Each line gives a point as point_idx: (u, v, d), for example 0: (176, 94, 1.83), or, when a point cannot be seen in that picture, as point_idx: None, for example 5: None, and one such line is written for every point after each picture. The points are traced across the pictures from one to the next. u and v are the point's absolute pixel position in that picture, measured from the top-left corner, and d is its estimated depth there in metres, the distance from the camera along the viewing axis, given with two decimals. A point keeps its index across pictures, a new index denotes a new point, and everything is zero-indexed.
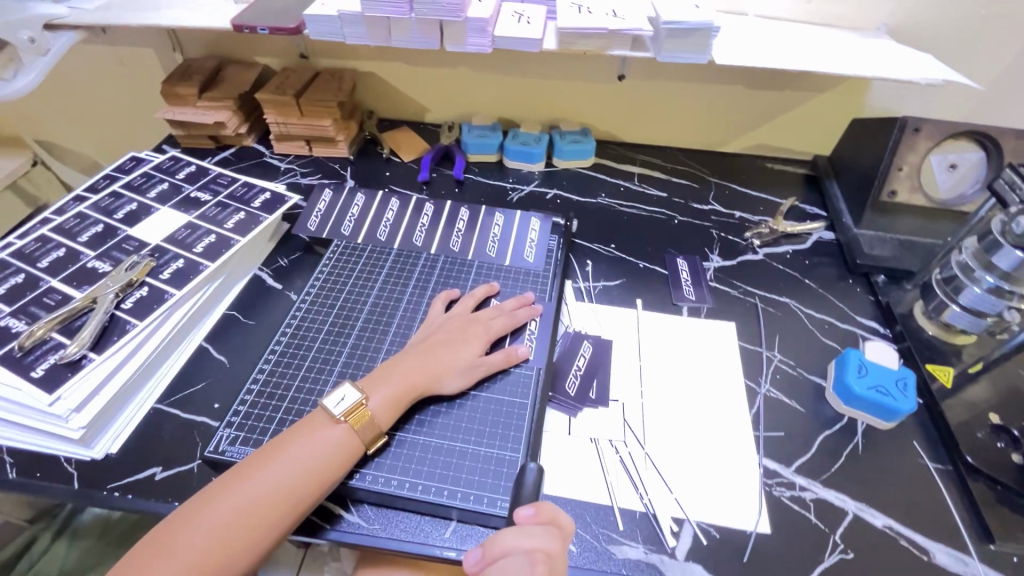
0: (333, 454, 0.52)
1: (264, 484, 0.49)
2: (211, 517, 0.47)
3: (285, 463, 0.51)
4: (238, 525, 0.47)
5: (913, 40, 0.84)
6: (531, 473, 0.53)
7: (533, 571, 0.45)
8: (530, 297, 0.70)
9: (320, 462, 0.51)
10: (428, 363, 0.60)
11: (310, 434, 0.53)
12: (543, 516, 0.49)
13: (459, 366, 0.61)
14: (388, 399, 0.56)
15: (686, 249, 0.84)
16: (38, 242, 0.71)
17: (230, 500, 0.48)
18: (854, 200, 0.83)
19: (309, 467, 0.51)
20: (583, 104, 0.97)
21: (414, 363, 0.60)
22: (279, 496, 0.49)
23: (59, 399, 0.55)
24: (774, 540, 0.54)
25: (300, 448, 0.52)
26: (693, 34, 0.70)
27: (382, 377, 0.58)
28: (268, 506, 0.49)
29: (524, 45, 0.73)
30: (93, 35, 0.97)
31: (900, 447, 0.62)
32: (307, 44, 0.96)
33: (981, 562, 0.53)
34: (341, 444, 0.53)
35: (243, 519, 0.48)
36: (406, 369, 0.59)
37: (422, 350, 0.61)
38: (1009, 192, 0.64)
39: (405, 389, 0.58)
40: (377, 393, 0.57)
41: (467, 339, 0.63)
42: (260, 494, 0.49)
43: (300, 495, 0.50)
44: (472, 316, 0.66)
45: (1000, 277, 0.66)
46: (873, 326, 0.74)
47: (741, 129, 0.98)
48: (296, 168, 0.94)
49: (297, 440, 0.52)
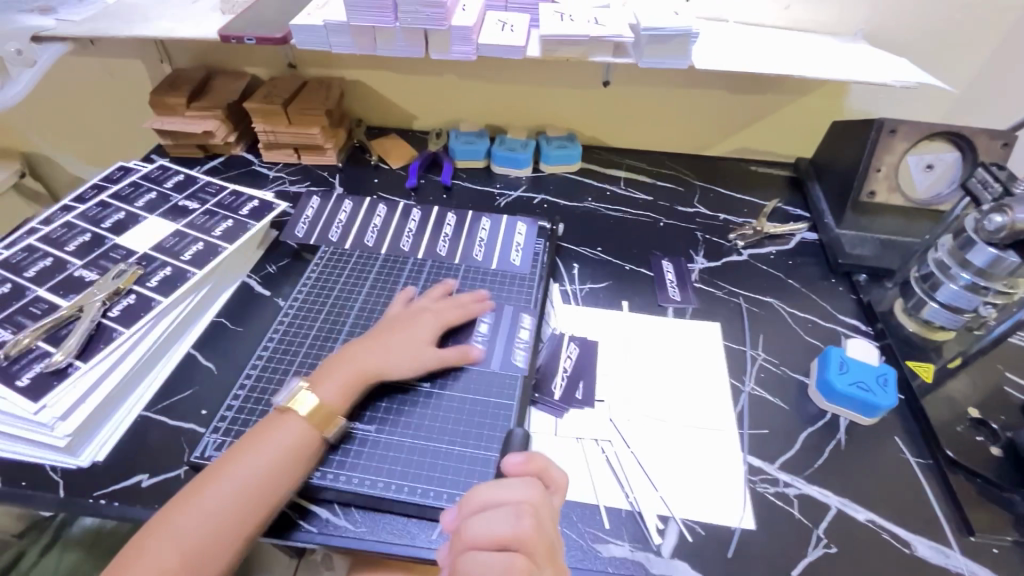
0: (293, 452, 0.53)
1: (227, 489, 0.49)
2: (177, 522, 0.47)
3: (248, 462, 0.51)
4: (207, 525, 0.48)
5: (889, 45, 0.85)
6: (518, 437, 0.56)
7: (520, 523, 0.44)
8: (485, 293, 0.71)
9: (281, 461, 0.52)
10: (377, 351, 0.61)
11: (269, 435, 0.53)
12: (532, 465, 0.49)
13: (410, 354, 0.61)
14: (342, 387, 0.57)
15: (672, 251, 0.85)
16: (25, 251, 0.71)
17: (192, 510, 0.48)
18: (835, 201, 0.85)
19: (271, 467, 0.51)
20: (569, 110, 0.99)
21: (362, 352, 0.60)
22: (245, 492, 0.50)
23: (44, 407, 0.55)
24: (758, 535, 0.54)
25: (260, 450, 0.52)
26: (673, 40, 0.72)
27: (333, 367, 0.59)
28: (231, 511, 0.49)
29: (508, 52, 0.75)
30: (82, 46, 0.97)
31: (882, 442, 0.63)
32: (295, 53, 0.97)
33: (962, 554, 0.54)
34: (302, 437, 0.54)
35: (206, 526, 0.48)
36: (357, 358, 0.59)
37: (373, 340, 0.62)
38: (981, 191, 0.65)
39: (355, 377, 0.58)
40: (328, 383, 0.57)
41: (420, 327, 0.64)
42: (222, 500, 0.49)
43: (263, 496, 0.50)
44: (425, 304, 0.68)
45: (975, 274, 0.66)
46: (854, 324, 0.75)
47: (724, 133, 0.99)
48: (285, 176, 0.94)
49: (257, 442, 0.53)
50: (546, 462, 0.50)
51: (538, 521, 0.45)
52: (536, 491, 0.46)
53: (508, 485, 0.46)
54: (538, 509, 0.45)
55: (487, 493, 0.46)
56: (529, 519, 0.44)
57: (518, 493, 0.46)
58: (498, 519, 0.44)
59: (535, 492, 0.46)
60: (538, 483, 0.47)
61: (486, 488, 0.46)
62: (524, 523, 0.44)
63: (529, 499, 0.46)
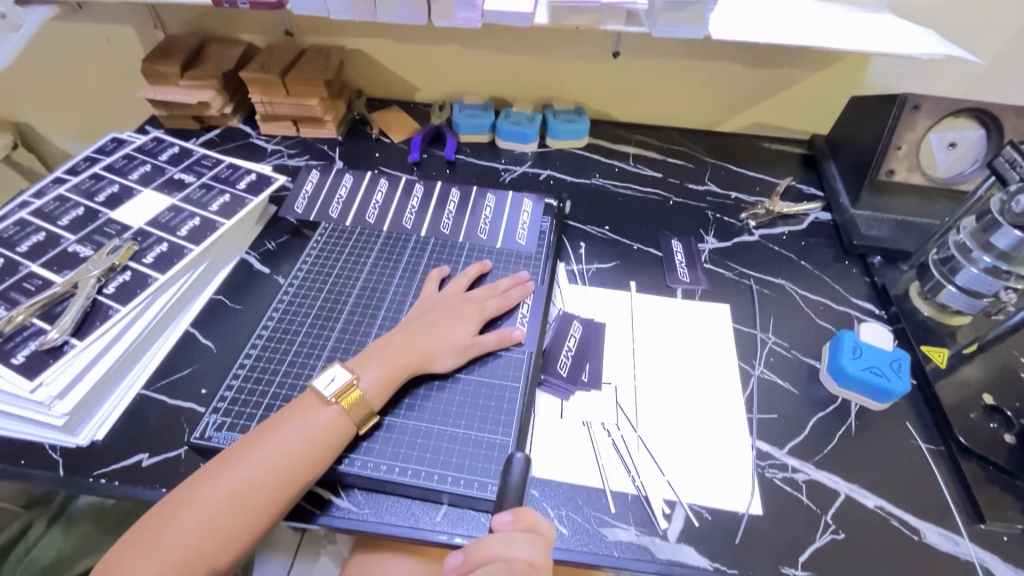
0: (325, 436, 0.52)
1: (256, 467, 0.49)
2: (203, 504, 0.46)
3: (276, 447, 0.50)
4: (232, 509, 0.47)
5: (915, 14, 0.81)
6: (518, 463, 0.52)
7: None
8: (524, 276, 0.70)
9: (314, 443, 0.51)
10: (418, 344, 0.59)
11: (302, 416, 0.52)
12: (522, 523, 0.47)
13: (451, 347, 0.60)
14: (383, 375, 0.56)
15: (681, 230, 0.83)
16: (17, 225, 0.69)
17: (223, 483, 0.48)
18: (852, 180, 0.82)
19: (301, 449, 0.50)
20: (577, 83, 0.95)
21: (406, 344, 0.59)
22: (272, 479, 0.49)
23: (40, 385, 0.54)
24: (766, 521, 0.54)
25: (293, 430, 0.51)
26: (689, 7, 0.68)
27: (376, 354, 0.57)
28: (259, 491, 0.48)
29: (515, 19, 0.71)
30: (70, 11, 0.94)
31: (893, 428, 0.62)
32: (292, 20, 0.92)
33: (971, 541, 0.54)
34: (333, 425, 0.52)
35: (234, 505, 0.47)
36: (400, 350, 0.58)
37: (415, 329, 0.60)
38: (1009, 170, 0.62)
39: (398, 369, 0.57)
40: (369, 373, 0.56)
41: (461, 319, 0.62)
42: (251, 478, 0.48)
43: (292, 480, 0.49)
44: (465, 295, 0.66)
45: (998, 257, 0.64)
46: (868, 307, 0.73)
47: (737, 107, 0.96)
48: (283, 149, 0.91)
49: (289, 423, 0.52)
50: (534, 516, 0.48)
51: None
52: (540, 552, 0.46)
53: (516, 542, 0.45)
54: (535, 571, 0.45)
55: (494, 547, 0.45)
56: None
57: (520, 550, 0.45)
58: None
59: (538, 553, 0.46)
60: (540, 542, 0.47)
61: (493, 541, 0.45)
62: None
63: (531, 560, 0.45)
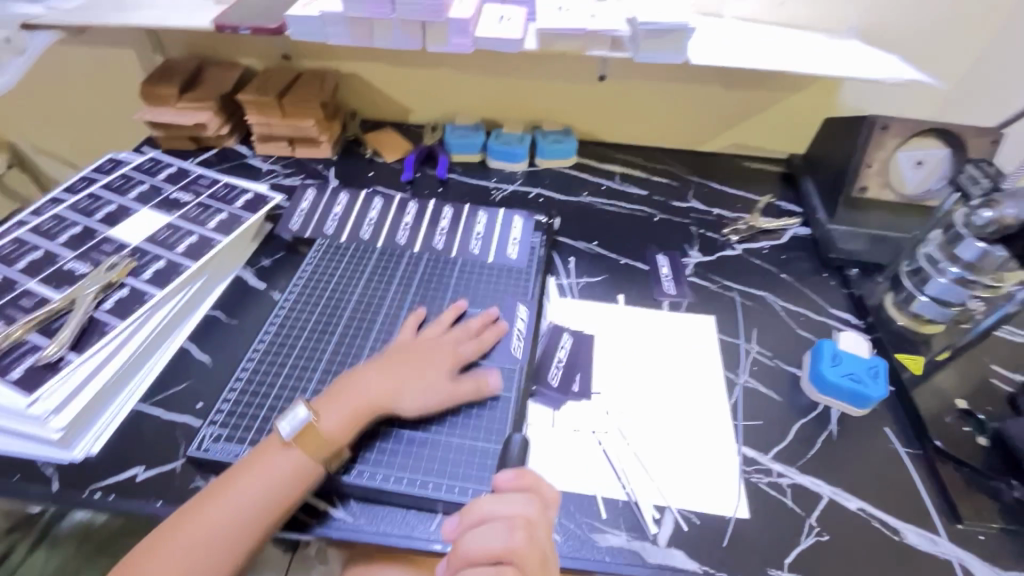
0: (305, 465, 0.52)
1: (239, 500, 0.50)
2: (189, 536, 0.49)
3: (257, 483, 0.51)
4: (216, 541, 0.49)
5: (882, 41, 0.86)
6: (516, 444, 0.56)
7: (512, 538, 0.45)
8: (495, 314, 0.68)
9: (294, 475, 0.52)
10: (387, 382, 0.58)
11: (273, 454, 0.53)
12: (524, 482, 0.49)
13: (423, 388, 0.59)
14: (355, 409, 0.56)
15: (667, 245, 0.85)
16: (15, 243, 0.70)
17: (206, 513, 0.50)
18: (827, 197, 0.86)
19: (281, 484, 0.51)
20: (565, 105, 0.99)
21: (371, 383, 0.58)
22: (254, 512, 0.50)
23: (37, 400, 0.54)
24: (753, 524, 0.55)
25: (273, 466, 0.52)
26: (669, 35, 0.72)
27: (349, 389, 0.57)
28: (242, 524, 0.50)
29: (505, 45, 0.74)
30: (71, 36, 0.96)
31: (873, 433, 0.64)
32: (288, 44, 0.96)
33: (949, 541, 0.55)
34: (308, 463, 0.53)
35: (219, 538, 0.49)
36: (368, 386, 0.58)
37: (382, 368, 0.59)
38: (971, 186, 0.66)
39: (362, 407, 0.56)
40: (332, 413, 0.55)
41: (432, 361, 0.61)
42: (234, 508, 0.50)
43: (273, 513, 0.51)
44: (440, 336, 0.64)
45: (964, 267, 0.68)
46: (846, 318, 0.76)
47: (718, 128, 1.00)
48: (279, 168, 0.94)
49: (272, 453, 0.53)
50: (537, 477, 0.50)
51: (530, 536, 0.45)
52: (538, 508, 0.47)
53: (512, 501, 0.47)
54: (534, 526, 0.46)
55: (489, 506, 0.47)
56: (521, 532, 0.45)
57: (518, 508, 0.47)
58: (488, 536, 0.45)
59: (535, 508, 0.47)
60: (538, 499, 0.48)
61: (488, 501, 0.47)
62: (517, 537, 0.45)
63: (528, 516, 0.46)
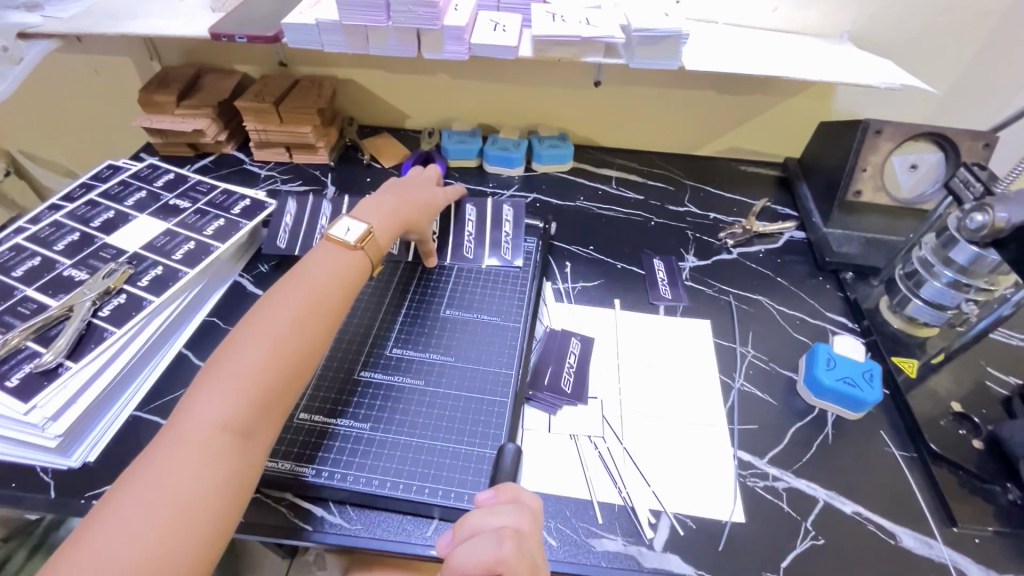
0: (308, 308, 0.55)
1: (209, 409, 0.46)
2: (161, 461, 0.43)
3: (228, 385, 0.48)
4: (199, 452, 0.44)
5: (874, 46, 0.87)
6: (510, 453, 0.55)
7: (502, 547, 0.44)
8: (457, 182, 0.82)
9: (301, 321, 0.54)
10: (407, 207, 0.70)
11: (242, 346, 0.50)
12: (506, 496, 0.49)
13: (427, 213, 0.73)
14: (353, 260, 0.61)
15: (662, 249, 0.86)
16: (13, 250, 0.70)
17: (207, 402, 0.47)
18: (822, 200, 0.86)
19: (253, 378, 0.49)
20: (562, 110, 1.00)
21: (393, 207, 0.69)
22: (230, 413, 0.47)
23: (34, 407, 0.54)
24: (748, 528, 0.55)
25: (237, 366, 0.49)
26: (664, 41, 0.73)
27: (334, 248, 0.61)
28: (221, 427, 0.46)
29: (500, 52, 0.75)
30: (69, 44, 0.96)
31: (868, 436, 0.64)
32: (286, 51, 0.96)
33: (945, 544, 0.55)
34: (282, 344, 0.51)
35: (198, 447, 0.44)
36: (331, 254, 0.61)
37: (398, 195, 0.71)
38: (964, 190, 0.66)
39: (396, 223, 0.68)
40: (381, 222, 0.66)
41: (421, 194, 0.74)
42: (248, 372, 0.49)
43: (252, 406, 0.48)
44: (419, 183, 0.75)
45: (958, 271, 0.68)
46: (842, 321, 0.76)
47: (713, 133, 1.00)
48: (276, 175, 0.94)
49: (254, 325, 0.52)
50: (516, 488, 0.50)
51: (519, 546, 0.45)
52: (525, 517, 0.47)
53: (500, 512, 0.47)
54: (523, 535, 0.46)
55: (478, 519, 0.46)
56: (512, 542, 0.44)
57: (506, 519, 0.47)
58: (479, 547, 0.44)
59: (524, 519, 0.47)
60: (526, 509, 0.48)
61: (477, 514, 0.47)
62: (506, 546, 0.44)
63: (518, 526, 0.46)
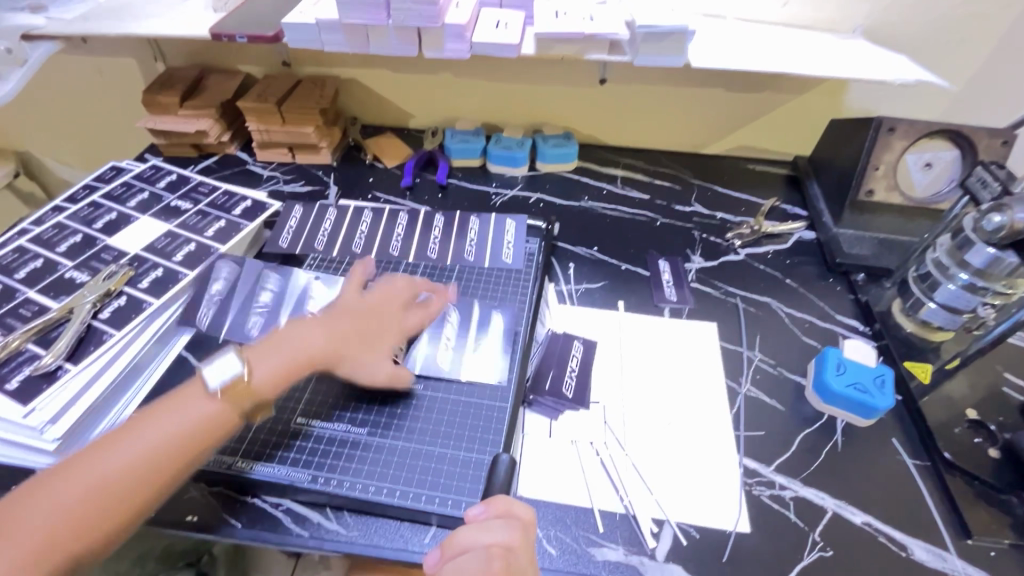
0: (133, 468, 0.46)
1: (94, 477, 0.45)
2: (29, 515, 0.43)
3: (124, 451, 0.47)
4: (63, 521, 0.43)
5: (888, 41, 0.85)
6: (504, 464, 0.55)
7: (490, 567, 0.44)
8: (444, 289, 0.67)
9: (113, 481, 0.45)
10: (324, 346, 0.57)
11: (172, 409, 0.49)
12: (497, 510, 0.48)
13: (361, 356, 0.59)
14: (209, 411, 0.50)
15: (668, 250, 0.84)
16: (16, 252, 0.70)
17: (96, 467, 0.46)
18: (834, 200, 0.84)
19: (138, 458, 0.47)
20: (566, 109, 0.98)
21: (303, 344, 0.56)
22: (107, 488, 0.45)
23: (33, 410, 0.54)
24: (753, 538, 0.54)
25: (142, 436, 0.47)
26: (669, 38, 0.71)
27: (193, 392, 0.51)
28: (93, 500, 0.44)
29: (502, 50, 0.74)
30: (74, 45, 0.97)
31: (879, 444, 0.62)
32: (289, 51, 0.96)
33: (960, 558, 0.54)
34: (200, 420, 0.50)
35: (66, 514, 0.43)
36: (185, 402, 0.50)
37: (326, 328, 0.58)
38: (981, 190, 0.64)
39: (298, 367, 0.55)
40: (264, 365, 0.53)
41: (384, 330, 0.61)
42: (143, 451, 0.47)
43: (128, 488, 0.46)
44: (391, 305, 0.63)
45: (974, 274, 0.66)
46: (853, 324, 0.74)
47: (722, 131, 0.98)
48: (279, 175, 0.94)
49: (65, 476, 0.45)
50: (509, 501, 0.49)
51: (508, 565, 0.45)
52: (517, 534, 0.46)
53: (489, 528, 0.46)
54: (514, 554, 0.45)
55: (467, 536, 0.46)
56: (500, 562, 0.44)
57: (495, 536, 0.46)
58: (466, 567, 0.44)
59: (514, 534, 0.46)
60: (517, 523, 0.47)
61: (468, 531, 0.46)
62: (494, 566, 0.44)
63: (507, 543, 0.46)
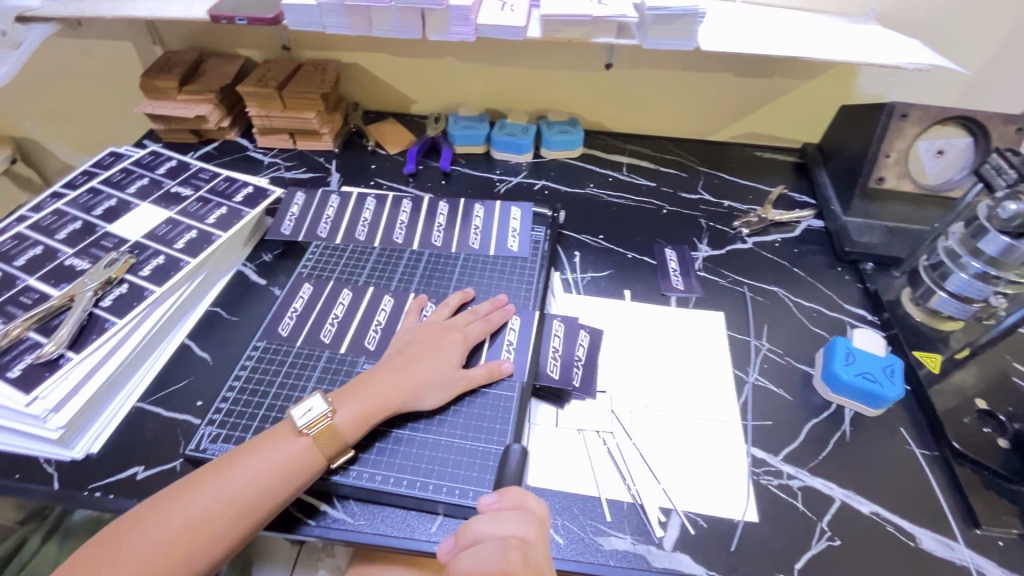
0: (225, 510, 0.48)
1: (213, 499, 0.48)
2: (158, 526, 0.46)
3: (238, 478, 0.49)
4: (183, 537, 0.46)
5: (901, 25, 0.83)
6: (515, 455, 0.55)
7: (506, 559, 0.44)
8: (503, 299, 0.68)
9: (208, 520, 0.47)
10: (402, 379, 0.57)
11: (276, 445, 0.51)
12: (512, 501, 0.48)
13: (437, 381, 0.58)
14: (299, 453, 0.51)
15: (675, 238, 0.83)
16: (15, 239, 0.69)
17: (215, 490, 0.48)
18: (843, 187, 0.83)
19: (250, 487, 0.49)
20: (572, 94, 0.97)
21: (385, 380, 0.57)
22: (223, 512, 0.48)
23: (36, 399, 0.54)
24: (762, 528, 0.54)
25: (256, 463, 0.50)
26: (679, 20, 0.69)
27: (283, 434, 0.52)
28: (211, 522, 0.47)
29: (508, 33, 0.72)
30: (68, 28, 0.95)
31: (887, 433, 0.62)
32: (289, 35, 0.94)
33: (968, 547, 0.53)
34: (300, 458, 0.51)
35: (187, 531, 0.46)
36: (276, 443, 0.51)
37: (390, 365, 0.58)
38: (995, 177, 0.62)
39: (379, 405, 0.55)
40: (348, 408, 0.54)
41: (445, 351, 0.60)
42: (252, 481, 0.49)
43: (240, 516, 0.48)
44: (448, 323, 0.64)
45: (987, 262, 0.65)
46: (862, 314, 0.74)
47: (729, 117, 0.97)
48: (280, 161, 0.92)
49: (189, 494, 0.48)
50: (523, 493, 0.49)
51: (525, 557, 0.44)
52: (532, 526, 0.46)
53: (505, 520, 0.46)
54: (529, 546, 0.45)
55: (483, 526, 0.46)
56: (517, 553, 0.44)
57: (510, 528, 0.46)
58: (484, 556, 0.44)
59: (530, 527, 0.46)
60: (531, 517, 0.47)
61: (482, 521, 0.46)
62: (511, 557, 0.44)
63: (523, 535, 0.46)
